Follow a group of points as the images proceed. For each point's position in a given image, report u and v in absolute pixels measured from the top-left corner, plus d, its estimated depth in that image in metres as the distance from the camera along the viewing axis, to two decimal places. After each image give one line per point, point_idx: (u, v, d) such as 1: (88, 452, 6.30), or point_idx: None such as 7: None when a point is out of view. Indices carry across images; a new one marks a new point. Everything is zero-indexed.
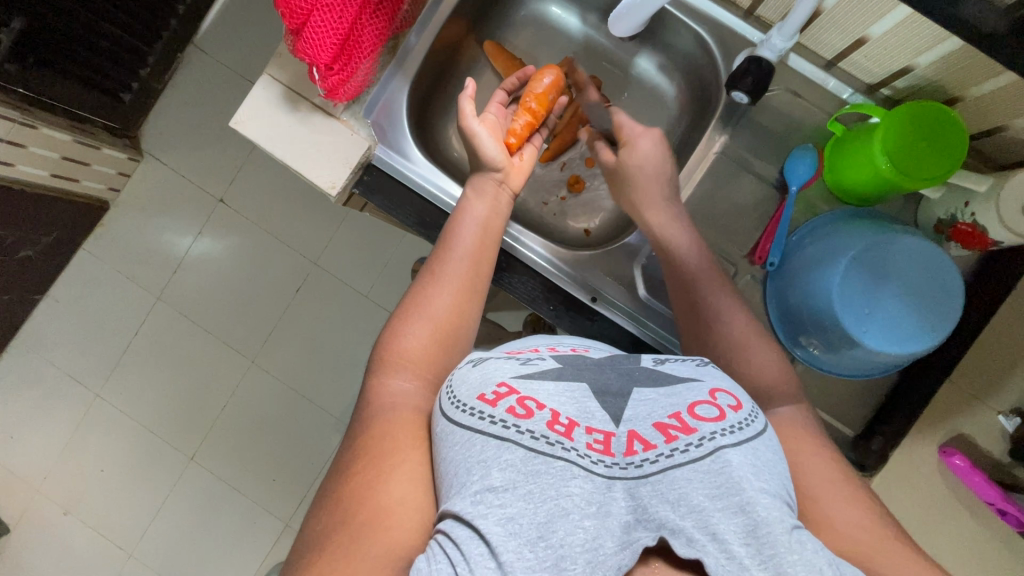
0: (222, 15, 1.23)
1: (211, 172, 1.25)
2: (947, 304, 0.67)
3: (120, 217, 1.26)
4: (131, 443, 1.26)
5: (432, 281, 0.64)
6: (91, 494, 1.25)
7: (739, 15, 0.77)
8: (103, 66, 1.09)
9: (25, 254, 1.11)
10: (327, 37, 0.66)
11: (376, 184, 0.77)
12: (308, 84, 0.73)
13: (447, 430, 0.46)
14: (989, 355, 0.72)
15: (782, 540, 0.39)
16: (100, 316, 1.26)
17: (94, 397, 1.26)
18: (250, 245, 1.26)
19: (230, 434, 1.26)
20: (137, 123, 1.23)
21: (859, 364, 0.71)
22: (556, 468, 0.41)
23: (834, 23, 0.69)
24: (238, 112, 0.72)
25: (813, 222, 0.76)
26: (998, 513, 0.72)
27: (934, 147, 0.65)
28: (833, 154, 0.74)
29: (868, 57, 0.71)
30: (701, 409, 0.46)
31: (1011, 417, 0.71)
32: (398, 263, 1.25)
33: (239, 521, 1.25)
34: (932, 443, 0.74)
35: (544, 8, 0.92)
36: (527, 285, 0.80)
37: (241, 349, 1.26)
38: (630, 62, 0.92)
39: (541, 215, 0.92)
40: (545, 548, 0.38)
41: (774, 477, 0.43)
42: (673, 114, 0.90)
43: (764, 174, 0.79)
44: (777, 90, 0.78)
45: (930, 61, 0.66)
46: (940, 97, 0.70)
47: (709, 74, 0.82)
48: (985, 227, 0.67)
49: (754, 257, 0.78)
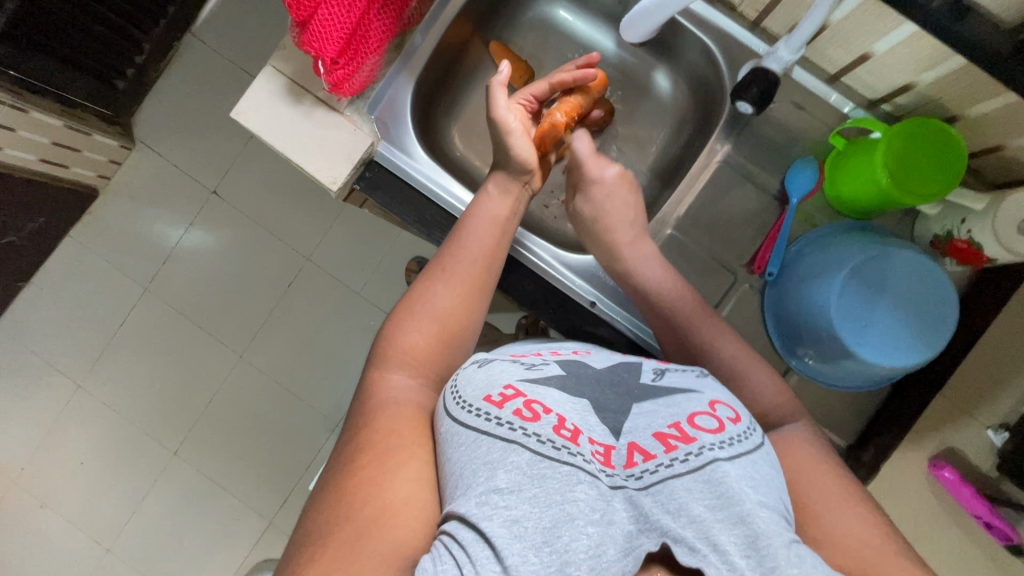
0: (222, 5, 1.22)
1: (205, 162, 1.24)
2: (942, 319, 0.68)
3: (110, 204, 1.23)
4: (113, 436, 1.23)
5: (437, 278, 0.63)
6: (69, 486, 1.22)
7: (746, 26, 0.78)
8: (97, 51, 1.07)
9: (10, 239, 1.09)
10: (334, 30, 0.65)
11: (378, 181, 0.76)
12: (313, 78, 0.72)
13: (452, 430, 0.45)
14: (980, 370, 0.73)
15: (782, 553, 0.39)
16: (86, 305, 1.23)
17: (76, 388, 1.23)
18: (243, 237, 1.24)
19: (215, 428, 1.24)
20: (130, 110, 1.21)
21: (854, 375, 0.72)
22: (563, 473, 0.41)
23: (839, 37, 0.70)
24: (240, 103, 0.71)
25: (814, 234, 0.76)
26: (984, 525, 0.73)
27: (934, 162, 0.66)
28: (833, 168, 0.75)
29: (871, 72, 0.72)
30: (700, 420, 0.46)
31: (999, 432, 0.72)
32: (392, 261, 1.24)
33: (222, 517, 1.23)
34: (921, 456, 0.75)
35: (551, 12, 0.92)
36: (526, 288, 0.80)
37: (229, 343, 1.24)
38: (636, 68, 0.92)
39: (541, 218, 0.92)
40: (550, 553, 0.38)
41: (772, 491, 0.43)
42: (676, 122, 0.91)
43: (765, 184, 0.80)
44: (780, 102, 0.79)
45: (931, 79, 0.66)
46: (940, 115, 0.71)
47: (714, 84, 0.83)
48: (980, 244, 0.68)
49: (754, 266, 0.78)
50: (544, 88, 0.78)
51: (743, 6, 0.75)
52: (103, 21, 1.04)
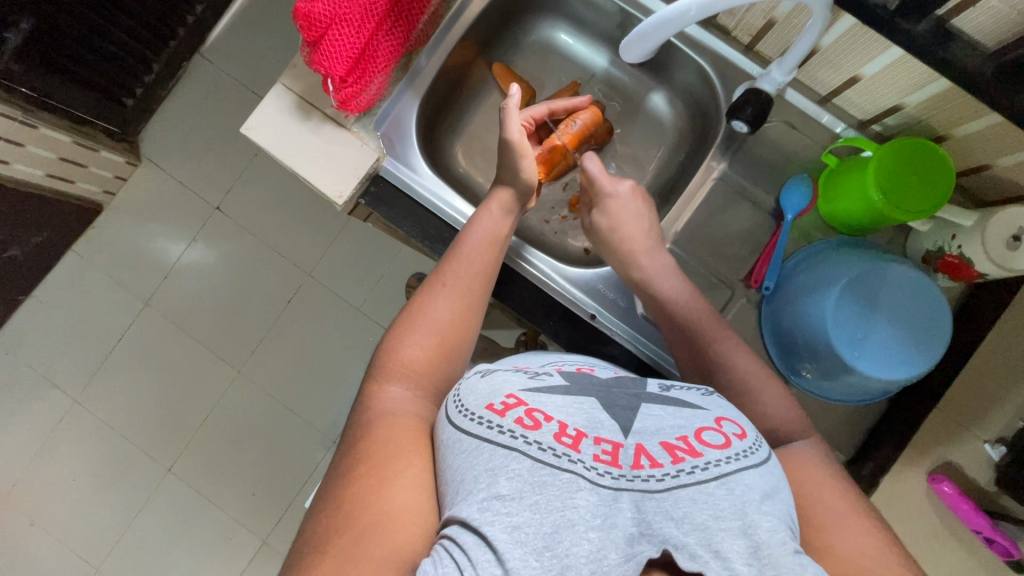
0: (231, 26, 1.25)
1: (210, 179, 1.25)
2: (934, 333, 0.69)
3: (114, 220, 1.24)
4: (107, 451, 1.22)
5: (436, 292, 0.64)
6: (60, 503, 1.21)
7: (740, 49, 0.81)
8: (107, 69, 1.09)
9: (12, 253, 1.09)
10: (343, 50, 0.68)
11: (383, 195, 0.78)
12: (322, 95, 0.74)
13: (454, 437, 0.46)
14: (977, 385, 0.74)
15: (783, 560, 0.39)
16: (84, 319, 1.23)
17: (71, 402, 1.22)
18: (244, 252, 1.25)
19: (211, 444, 1.23)
20: (137, 127, 1.23)
21: (850, 390, 0.73)
22: (564, 480, 0.41)
23: (829, 60, 0.73)
24: (249, 117, 0.73)
25: (809, 250, 0.78)
26: (985, 541, 0.73)
27: (923, 181, 0.67)
28: (827, 185, 0.77)
29: (860, 94, 0.74)
30: (707, 435, 0.46)
31: (997, 446, 0.73)
32: (393, 277, 1.25)
33: (215, 535, 1.21)
34: (920, 470, 0.76)
35: (553, 35, 0.95)
36: (526, 300, 0.81)
37: (228, 358, 1.24)
38: (635, 89, 0.95)
39: (542, 233, 0.93)
40: (550, 557, 0.38)
41: (778, 503, 0.44)
42: (674, 140, 0.93)
43: (761, 202, 0.82)
44: (774, 122, 0.81)
45: (918, 101, 0.69)
46: (928, 135, 0.73)
47: (710, 105, 0.85)
48: (971, 259, 0.69)
49: (750, 281, 0.80)
50: (544, 110, 0.82)
51: (737, 30, 0.79)
52: (113, 41, 1.07)
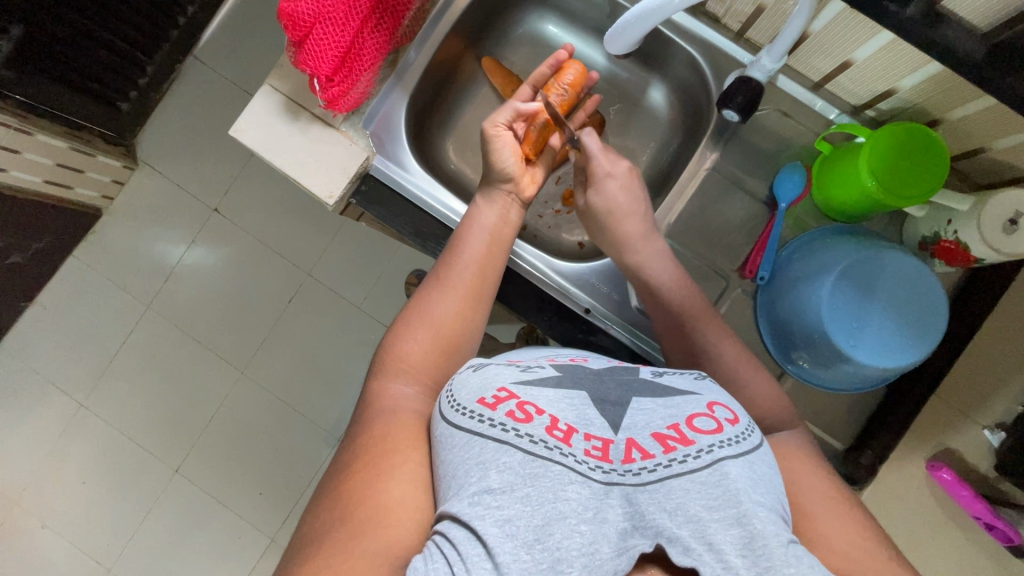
0: (223, 28, 1.25)
1: (207, 181, 1.26)
2: (933, 319, 0.68)
3: (113, 225, 1.25)
4: (115, 453, 1.24)
5: (435, 287, 0.64)
6: (70, 506, 1.23)
7: (730, 37, 0.80)
8: (100, 74, 1.10)
9: (14, 260, 1.10)
10: (328, 48, 0.68)
11: (372, 194, 0.78)
12: (309, 95, 0.74)
13: (446, 432, 0.46)
14: (976, 371, 0.73)
15: (778, 553, 0.38)
16: (88, 324, 1.25)
17: (77, 406, 1.24)
18: (244, 254, 1.26)
19: (216, 444, 1.24)
20: (133, 131, 1.24)
21: (850, 379, 0.72)
22: (554, 472, 0.41)
23: (821, 46, 0.72)
24: (237, 119, 0.73)
25: (802, 239, 0.77)
26: (985, 527, 0.74)
27: (916, 166, 0.66)
28: (820, 173, 0.76)
29: (853, 79, 0.73)
30: (699, 421, 0.46)
31: (996, 431, 0.73)
32: (391, 275, 1.25)
33: (223, 534, 1.23)
34: (920, 458, 0.75)
35: (543, 27, 0.94)
36: (523, 296, 0.81)
37: (230, 359, 1.25)
38: (627, 80, 0.94)
39: (536, 228, 0.93)
40: (541, 550, 0.38)
41: (771, 490, 0.43)
42: (666, 130, 0.93)
43: (755, 191, 0.82)
44: (766, 110, 0.81)
45: (912, 85, 0.68)
46: (923, 119, 0.72)
47: (702, 94, 0.84)
48: (966, 244, 0.68)
49: (745, 271, 0.80)
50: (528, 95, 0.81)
51: (727, 17, 0.78)
52: (106, 44, 1.07)
